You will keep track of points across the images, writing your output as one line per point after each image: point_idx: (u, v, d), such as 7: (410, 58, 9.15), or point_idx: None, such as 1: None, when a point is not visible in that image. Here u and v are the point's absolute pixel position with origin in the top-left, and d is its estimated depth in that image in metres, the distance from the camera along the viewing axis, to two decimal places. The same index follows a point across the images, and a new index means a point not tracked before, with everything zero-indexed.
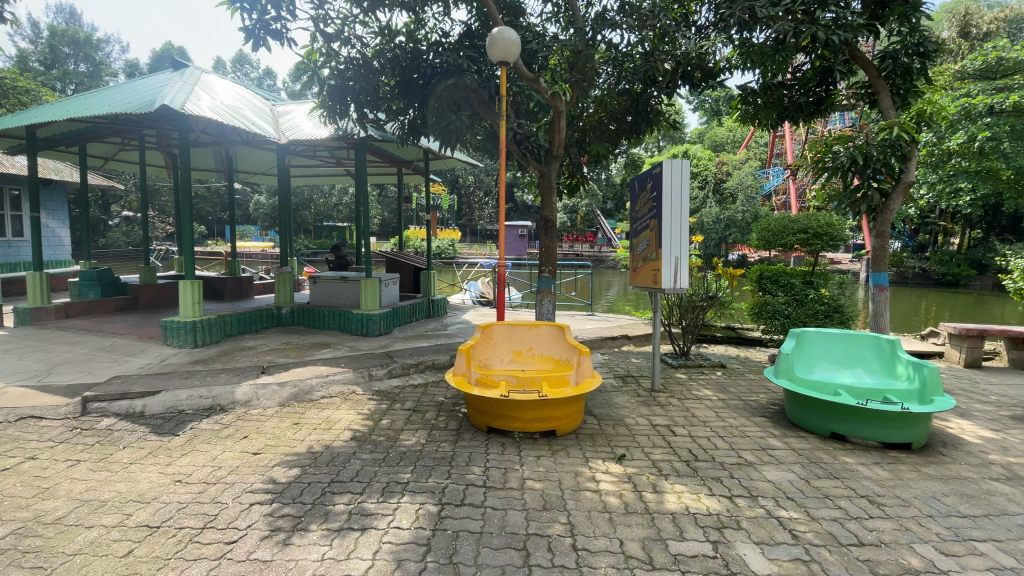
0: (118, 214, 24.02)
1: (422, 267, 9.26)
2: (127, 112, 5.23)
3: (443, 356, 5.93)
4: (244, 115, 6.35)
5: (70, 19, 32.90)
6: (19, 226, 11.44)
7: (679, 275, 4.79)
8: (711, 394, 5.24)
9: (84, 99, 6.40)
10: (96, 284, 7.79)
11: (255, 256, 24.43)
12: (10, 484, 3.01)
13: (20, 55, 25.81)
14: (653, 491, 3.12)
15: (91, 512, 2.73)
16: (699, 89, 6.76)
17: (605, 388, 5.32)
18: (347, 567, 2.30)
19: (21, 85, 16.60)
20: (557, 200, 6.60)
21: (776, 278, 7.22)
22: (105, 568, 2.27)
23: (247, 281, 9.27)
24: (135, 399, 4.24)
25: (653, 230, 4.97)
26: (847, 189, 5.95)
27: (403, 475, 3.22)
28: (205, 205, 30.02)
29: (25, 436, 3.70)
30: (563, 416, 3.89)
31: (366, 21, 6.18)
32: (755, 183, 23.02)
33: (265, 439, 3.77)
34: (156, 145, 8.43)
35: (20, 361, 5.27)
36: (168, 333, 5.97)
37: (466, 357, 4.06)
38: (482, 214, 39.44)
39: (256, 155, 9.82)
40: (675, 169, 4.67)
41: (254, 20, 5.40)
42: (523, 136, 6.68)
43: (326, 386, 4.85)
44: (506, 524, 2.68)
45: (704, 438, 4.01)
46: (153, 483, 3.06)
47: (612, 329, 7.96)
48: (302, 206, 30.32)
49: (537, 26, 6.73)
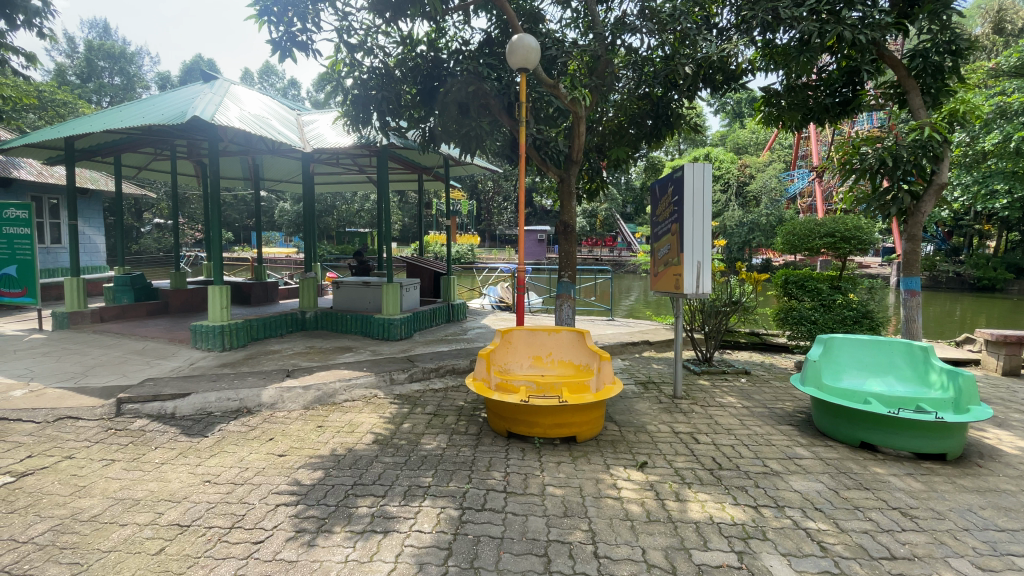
0: (151, 221, 24.82)
1: (442, 272, 9.34)
2: (161, 124, 5.41)
3: (463, 361, 5.97)
4: (270, 125, 6.50)
5: (104, 34, 34.29)
6: (57, 233, 11.91)
7: (702, 280, 4.72)
8: (735, 401, 5.14)
9: (119, 112, 6.63)
10: (129, 289, 8.13)
11: (280, 261, 25.01)
12: (48, 482, 3.13)
13: (58, 70, 27.07)
14: (676, 499, 3.07)
15: (125, 510, 2.82)
16: (721, 92, 6.68)
17: (625, 395, 5.26)
18: (369, 570, 2.32)
19: (60, 99, 17.41)
20: (577, 205, 6.59)
21: (801, 283, 7.09)
22: (138, 565, 2.34)
23: (273, 286, 9.50)
24: (166, 401, 4.38)
25: (675, 234, 4.91)
26: (876, 192, 5.78)
27: (424, 479, 3.24)
28: (233, 212, 30.91)
29: (63, 436, 3.85)
30: (583, 422, 3.86)
31: (388, 31, 6.29)
32: (779, 185, 22.59)
33: (291, 441, 3.85)
34: (188, 154, 8.71)
35: (58, 363, 5.48)
36: (197, 336, 6.14)
37: (485, 361, 4.09)
38: (502, 219, 39.64)
39: (281, 163, 10.07)
40: (697, 172, 4.62)
41: (281, 32, 5.56)
42: (543, 141, 6.74)
43: (348, 390, 4.93)
44: (526, 531, 2.67)
45: (728, 446, 3.94)
46: (183, 482, 3.15)
47: (633, 334, 7.89)
48: (325, 213, 30.90)
49: (556, 32, 6.76)
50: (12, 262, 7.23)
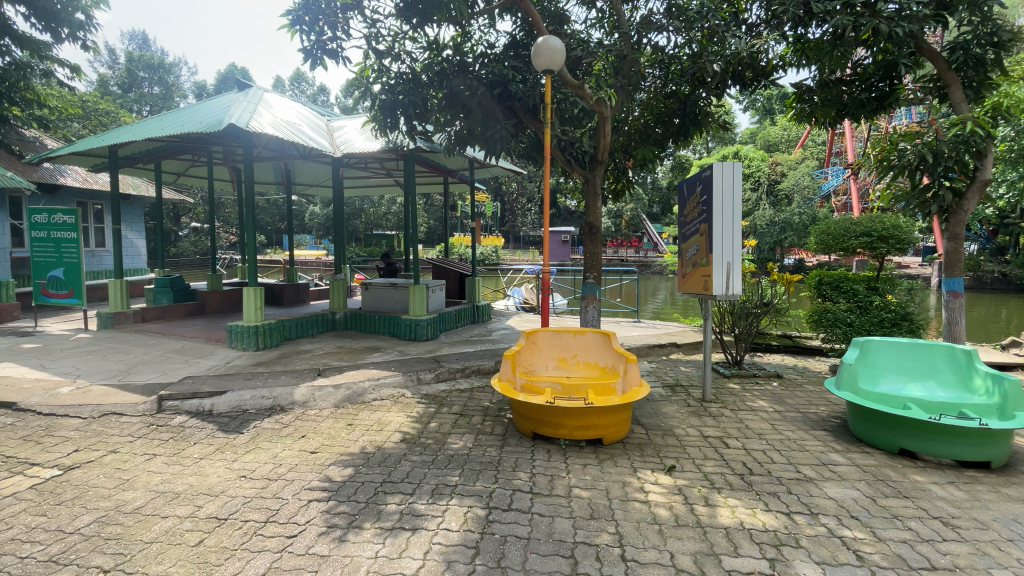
0: (188, 225, 25.75)
1: (467, 274, 9.40)
2: (199, 132, 5.62)
3: (489, 361, 6.00)
4: (301, 132, 6.68)
5: (144, 45, 35.82)
6: (102, 237, 12.48)
7: (732, 282, 4.63)
8: (766, 405, 5.02)
9: (160, 120, 6.91)
10: (169, 291, 8.47)
11: (310, 263, 25.63)
12: (95, 475, 3.28)
13: (101, 81, 28.40)
14: (705, 504, 3.02)
15: (166, 503, 2.94)
16: (750, 89, 6.54)
17: (653, 397, 5.19)
18: (399, 566, 2.36)
19: (103, 109, 18.24)
20: (602, 206, 6.56)
21: (836, 284, 6.88)
22: (178, 556, 2.44)
23: (304, 288, 9.74)
24: (204, 398, 4.53)
25: (704, 234, 4.83)
26: (915, 189, 5.58)
27: (451, 478, 3.27)
28: (265, 216, 31.84)
29: (108, 431, 4.03)
30: (610, 424, 3.83)
31: (415, 37, 6.38)
32: (812, 183, 21.91)
33: (322, 439, 3.93)
34: (224, 160, 9.03)
35: (104, 362, 5.74)
36: (233, 336, 6.35)
37: (511, 362, 4.10)
38: (526, 220, 39.65)
39: (312, 168, 10.34)
40: (726, 171, 4.52)
41: (312, 41, 5.71)
42: (568, 143, 6.71)
43: (377, 389, 5.02)
44: (553, 532, 2.67)
45: (760, 451, 3.85)
46: (220, 477, 3.26)
47: (660, 336, 7.79)
48: (353, 216, 31.51)
49: (581, 32, 6.75)
50: (60, 265, 7.61)
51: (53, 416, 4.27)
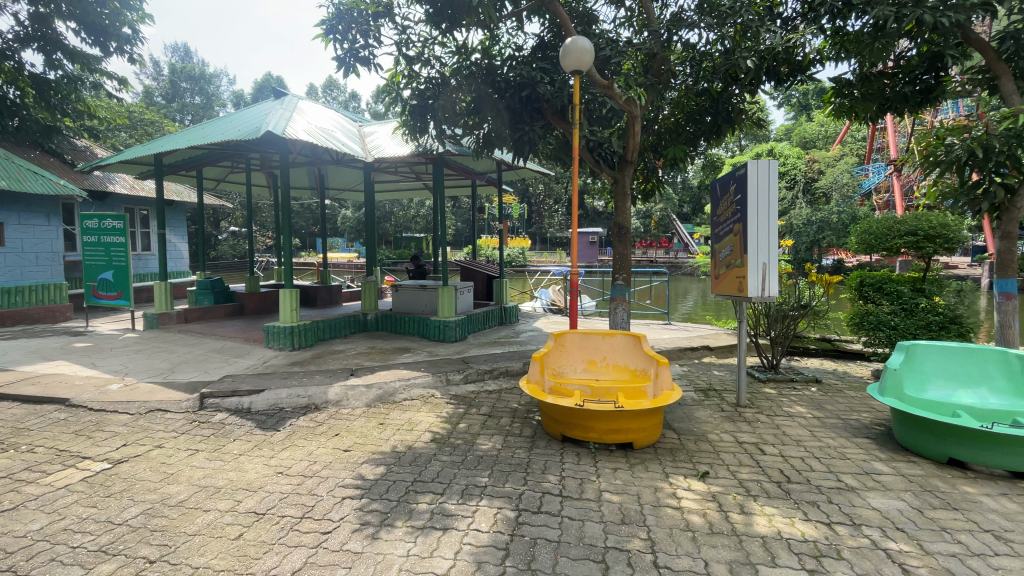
0: (227, 229, 26.75)
1: (495, 275, 9.44)
2: (238, 139, 5.82)
3: (517, 363, 6.01)
4: (335, 137, 6.85)
5: (186, 57, 37.48)
6: (148, 241, 13.09)
7: (768, 284, 4.50)
8: (804, 411, 4.85)
9: (202, 129, 7.20)
10: (210, 292, 8.81)
11: (342, 265, 26.20)
12: (142, 469, 3.44)
13: (146, 93, 29.89)
14: (740, 512, 2.94)
15: (208, 497, 3.05)
16: (786, 85, 6.35)
17: (685, 402, 5.09)
18: (430, 565, 2.39)
19: (149, 119, 19.15)
20: (631, 206, 6.47)
21: (879, 285, 6.61)
22: (219, 549, 2.52)
23: (337, 290, 9.99)
24: (243, 397, 4.69)
25: (738, 235, 4.71)
26: (964, 186, 5.28)
27: (481, 479, 3.29)
28: (299, 220, 32.78)
29: (154, 427, 4.21)
30: (641, 429, 3.76)
31: (444, 42, 6.46)
32: (852, 181, 21.06)
33: (354, 438, 4.02)
34: (261, 166, 9.35)
35: (150, 360, 6.01)
36: (270, 336, 6.56)
37: (539, 364, 4.09)
38: (553, 222, 39.50)
39: (345, 173, 10.59)
40: (761, 169, 4.39)
41: (345, 49, 5.86)
42: (597, 143, 6.67)
43: (407, 389, 5.09)
44: (583, 536, 2.65)
45: (798, 458, 3.72)
46: (258, 473, 3.37)
47: (692, 339, 7.63)
48: (383, 219, 32.07)
49: (610, 32, 6.70)
50: (109, 268, 8.00)
51: (103, 412, 4.49)
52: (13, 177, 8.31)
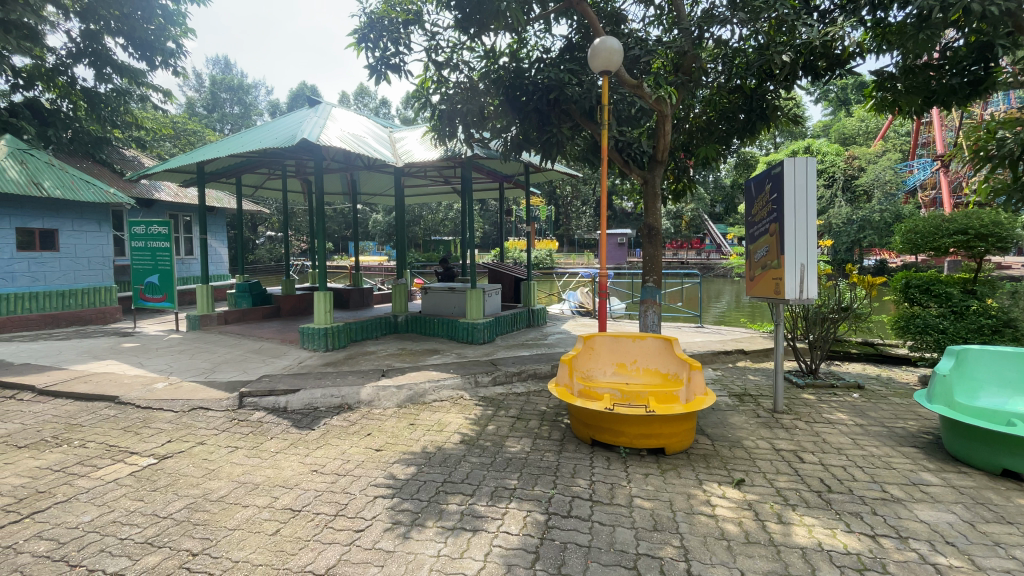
0: (264, 233, 27.64)
1: (523, 277, 9.45)
2: (275, 147, 6.01)
3: (545, 365, 5.99)
4: (366, 143, 6.98)
5: (226, 69, 39.11)
6: (191, 246, 13.66)
7: (807, 285, 4.35)
8: (845, 418, 4.66)
9: (241, 137, 7.47)
10: (248, 295, 9.10)
11: (374, 268, 26.72)
12: (186, 464, 3.59)
13: (189, 104, 31.35)
14: (778, 521, 2.84)
15: (247, 493, 3.15)
16: (823, 80, 6.12)
17: (718, 407, 4.97)
18: (460, 566, 2.40)
19: (192, 129, 20.06)
20: (662, 207, 6.36)
21: (926, 287, 6.34)
22: (258, 543, 2.61)
23: (369, 293, 10.20)
24: (280, 396, 4.84)
25: (774, 235, 4.57)
26: (1016, 182, 4.92)
27: (510, 482, 3.29)
28: (332, 224, 33.66)
29: (196, 424, 4.39)
30: (673, 434, 3.69)
31: (473, 47, 6.52)
32: (895, 177, 20.12)
33: (386, 437, 4.08)
34: (296, 172, 9.64)
35: (193, 360, 6.27)
36: (305, 337, 6.75)
37: (568, 367, 4.06)
38: (580, 224, 39.21)
39: (376, 178, 10.82)
40: (798, 167, 4.26)
41: (376, 57, 5.99)
42: (625, 143, 6.60)
43: (437, 391, 5.15)
44: (614, 541, 2.62)
45: (839, 467, 3.58)
46: (294, 471, 3.46)
47: (726, 342, 7.44)
48: (412, 223, 32.51)
49: (640, 31, 6.63)
50: (155, 272, 8.38)
51: (149, 409, 4.71)
52: (68, 187, 8.82)
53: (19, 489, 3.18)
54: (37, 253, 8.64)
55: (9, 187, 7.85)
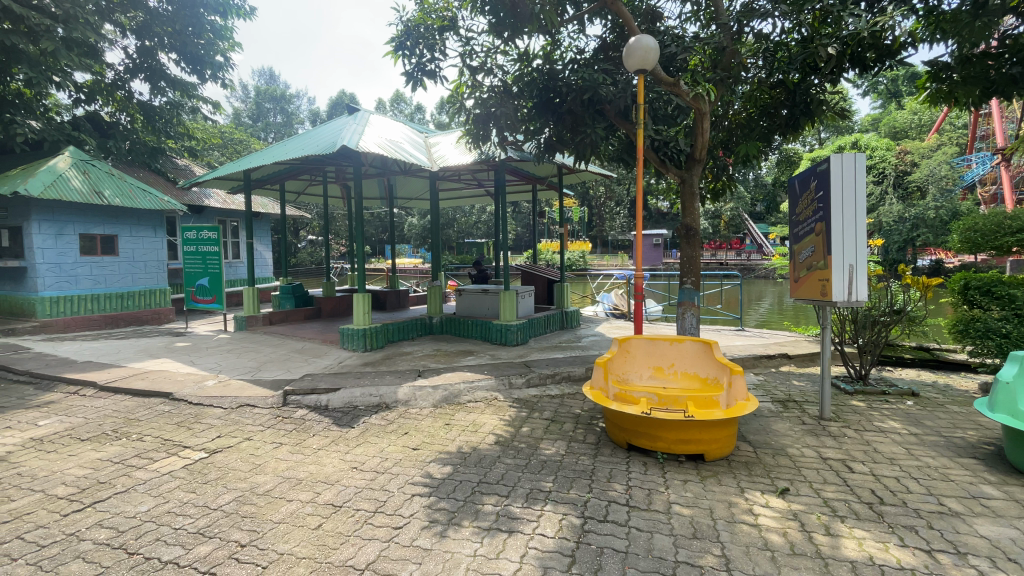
0: (305, 237, 28.66)
1: (556, 279, 9.43)
2: (316, 153, 6.22)
3: (580, 368, 5.95)
4: (403, 149, 7.14)
5: (271, 80, 40.85)
6: (238, 250, 14.30)
7: (856, 286, 4.16)
8: (898, 427, 4.42)
9: (284, 145, 7.75)
10: (292, 297, 9.37)
11: (409, 270, 27.20)
12: (235, 459, 3.76)
13: (236, 115, 32.92)
14: (826, 533, 2.73)
15: (291, 488, 3.28)
16: (872, 72, 5.81)
17: (761, 413, 4.81)
18: (496, 566, 2.41)
19: (239, 138, 21.03)
20: (700, 207, 6.20)
21: (986, 288, 5.88)
22: (302, 537, 2.70)
23: (405, 294, 10.38)
24: (321, 395, 5.00)
25: (820, 234, 4.39)
26: None
27: (545, 484, 3.29)
28: (369, 228, 34.54)
29: (243, 421, 4.58)
30: (713, 440, 3.60)
31: (506, 50, 6.56)
32: (952, 173, 18.99)
33: (422, 437, 4.16)
34: (336, 178, 9.95)
35: (240, 359, 6.56)
36: (344, 338, 6.94)
37: (603, 370, 4.02)
38: (614, 225, 38.73)
39: (412, 182, 11.03)
40: (846, 163, 4.09)
41: (413, 64, 6.11)
42: (662, 142, 6.47)
43: (472, 392, 5.21)
44: (652, 548, 2.57)
45: (891, 478, 3.40)
46: (335, 467, 3.57)
47: (768, 346, 7.19)
48: (446, 226, 32.97)
49: (676, 28, 6.50)
50: (205, 275, 8.81)
51: (200, 406, 4.95)
52: (126, 196, 9.38)
53: (83, 479, 3.41)
54: (99, 257, 9.20)
55: (74, 197, 8.42)
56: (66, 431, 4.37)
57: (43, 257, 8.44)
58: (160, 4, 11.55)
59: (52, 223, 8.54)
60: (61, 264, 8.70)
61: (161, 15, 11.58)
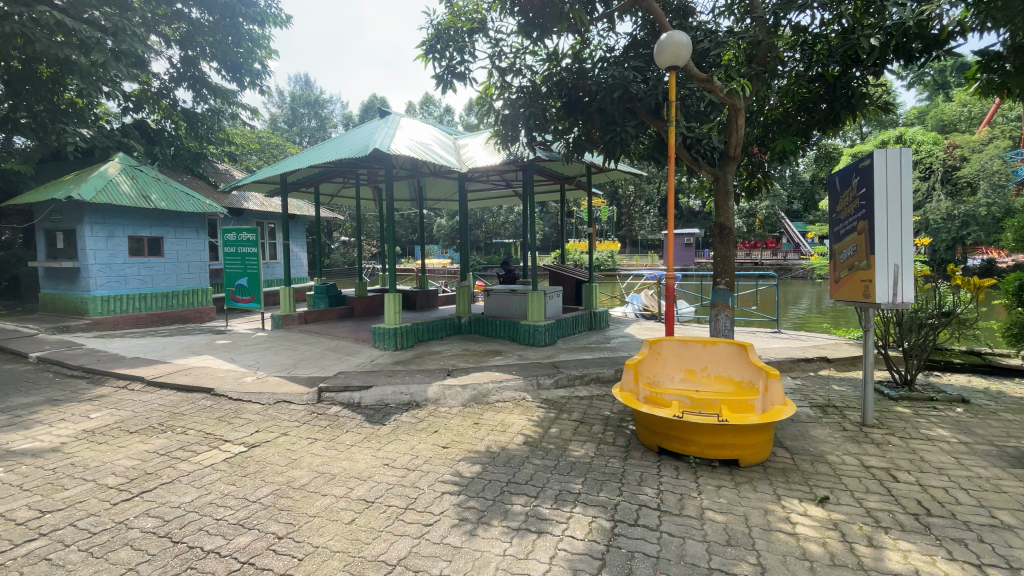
0: (338, 239, 29.43)
1: (584, 279, 9.37)
2: (349, 157, 6.37)
3: (609, 369, 5.89)
4: (432, 151, 7.23)
5: (305, 86, 42.11)
6: (275, 251, 14.79)
7: (902, 288, 3.98)
8: (947, 435, 4.20)
9: (319, 149, 7.93)
10: (326, 297, 9.64)
11: (438, 271, 27.54)
12: (272, 453, 3.89)
13: (272, 120, 34.11)
14: (868, 544, 2.62)
15: (325, 482, 3.37)
16: (918, 63, 5.53)
17: (798, 418, 4.65)
18: (526, 567, 2.42)
19: (275, 142, 21.77)
20: (734, 205, 6.03)
21: None
22: (336, 531, 2.77)
23: (434, 294, 10.51)
24: (354, 392, 5.11)
25: (863, 233, 4.21)
26: None
27: (574, 486, 3.27)
28: (400, 229, 35.17)
29: (280, 416, 4.73)
30: (748, 445, 3.51)
31: (536, 50, 6.56)
32: (1005, 167, 17.85)
33: (452, 435, 4.20)
34: (368, 180, 10.16)
35: (277, 357, 6.78)
36: (376, 337, 7.08)
37: (634, 372, 3.97)
38: (643, 224, 38.22)
39: (441, 184, 11.17)
40: (891, 158, 3.92)
41: (443, 67, 6.18)
42: (694, 140, 6.34)
43: (500, 391, 5.23)
44: (684, 554, 2.53)
45: (939, 489, 3.23)
46: (367, 463, 3.64)
47: (806, 349, 6.95)
48: (474, 226, 33.25)
49: (709, 23, 6.37)
50: (244, 275, 9.13)
51: (240, 401, 5.14)
52: (171, 200, 9.81)
53: (131, 470, 3.59)
54: (146, 258, 9.67)
55: (123, 201, 8.88)
56: (116, 423, 4.61)
57: (95, 258, 8.92)
58: (202, 15, 12.03)
59: (103, 225, 9.01)
60: (111, 264, 9.17)
61: (203, 26, 12.09)
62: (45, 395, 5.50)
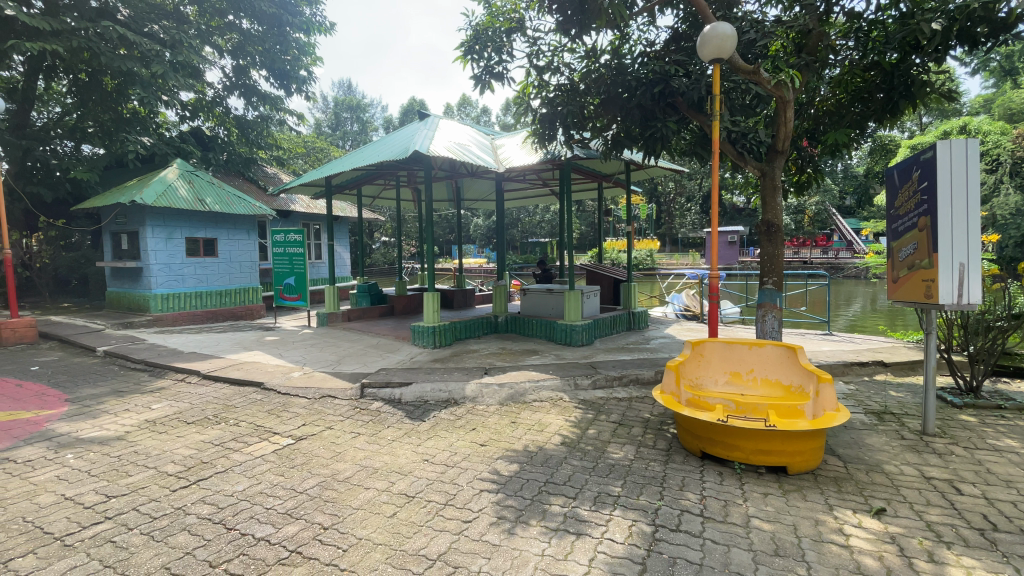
0: (378, 239, 30.23)
1: (622, 279, 9.23)
2: (390, 158, 6.53)
3: (648, 371, 5.78)
4: (470, 151, 7.31)
5: (348, 92, 43.51)
6: (319, 251, 15.31)
7: (968, 289, 3.72)
8: (1018, 446, 3.90)
9: (362, 151, 8.15)
10: (367, 295, 9.87)
11: (475, 270, 27.77)
12: (318, 446, 4.03)
13: (317, 125, 35.47)
14: (929, 560, 2.46)
15: (368, 476, 3.46)
16: (984, 48, 5.13)
17: (851, 425, 4.41)
18: (565, 567, 2.41)
19: (320, 147, 22.59)
20: (783, 201, 5.75)
21: None
22: (378, 524, 2.84)
23: (472, 293, 10.60)
24: (394, 388, 5.22)
25: (925, 230, 3.95)
26: None
27: (613, 488, 3.23)
28: (438, 229, 35.76)
29: (325, 410, 4.90)
30: (797, 452, 3.36)
31: (574, 48, 6.52)
32: None
33: (489, 433, 4.23)
34: (408, 181, 10.37)
35: (321, 353, 7.02)
36: (415, 335, 7.21)
37: (675, 374, 3.89)
38: (684, 222, 37.27)
39: (479, 185, 11.28)
40: (955, 150, 3.67)
41: (482, 67, 6.22)
42: (739, 134, 6.13)
43: (537, 391, 5.23)
44: (729, 562, 2.45)
45: (1010, 503, 3.00)
46: (407, 459, 3.72)
47: (860, 352, 6.60)
48: (511, 226, 33.39)
49: (754, 13, 6.14)
50: (291, 274, 9.50)
51: (287, 395, 5.36)
52: (224, 203, 10.33)
53: (189, 459, 3.81)
54: (201, 258, 10.23)
55: (181, 204, 9.42)
56: (174, 414, 4.89)
57: (156, 258, 9.50)
58: (252, 25, 12.63)
59: (163, 227, 9.58)
60: (171, 264, 9.75)
61: (253, 35, 12.67)
62: (112, 386, 5.90)
